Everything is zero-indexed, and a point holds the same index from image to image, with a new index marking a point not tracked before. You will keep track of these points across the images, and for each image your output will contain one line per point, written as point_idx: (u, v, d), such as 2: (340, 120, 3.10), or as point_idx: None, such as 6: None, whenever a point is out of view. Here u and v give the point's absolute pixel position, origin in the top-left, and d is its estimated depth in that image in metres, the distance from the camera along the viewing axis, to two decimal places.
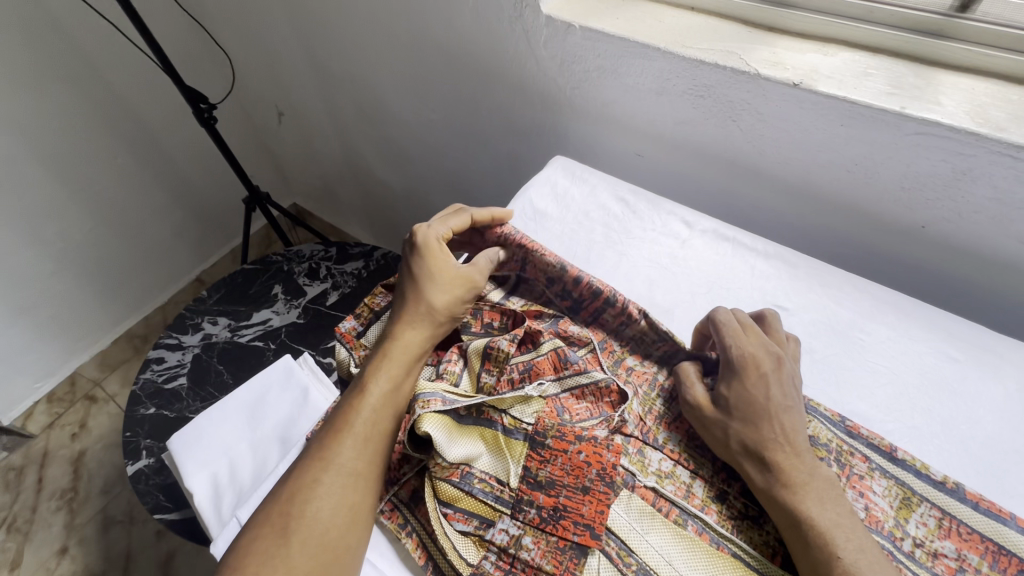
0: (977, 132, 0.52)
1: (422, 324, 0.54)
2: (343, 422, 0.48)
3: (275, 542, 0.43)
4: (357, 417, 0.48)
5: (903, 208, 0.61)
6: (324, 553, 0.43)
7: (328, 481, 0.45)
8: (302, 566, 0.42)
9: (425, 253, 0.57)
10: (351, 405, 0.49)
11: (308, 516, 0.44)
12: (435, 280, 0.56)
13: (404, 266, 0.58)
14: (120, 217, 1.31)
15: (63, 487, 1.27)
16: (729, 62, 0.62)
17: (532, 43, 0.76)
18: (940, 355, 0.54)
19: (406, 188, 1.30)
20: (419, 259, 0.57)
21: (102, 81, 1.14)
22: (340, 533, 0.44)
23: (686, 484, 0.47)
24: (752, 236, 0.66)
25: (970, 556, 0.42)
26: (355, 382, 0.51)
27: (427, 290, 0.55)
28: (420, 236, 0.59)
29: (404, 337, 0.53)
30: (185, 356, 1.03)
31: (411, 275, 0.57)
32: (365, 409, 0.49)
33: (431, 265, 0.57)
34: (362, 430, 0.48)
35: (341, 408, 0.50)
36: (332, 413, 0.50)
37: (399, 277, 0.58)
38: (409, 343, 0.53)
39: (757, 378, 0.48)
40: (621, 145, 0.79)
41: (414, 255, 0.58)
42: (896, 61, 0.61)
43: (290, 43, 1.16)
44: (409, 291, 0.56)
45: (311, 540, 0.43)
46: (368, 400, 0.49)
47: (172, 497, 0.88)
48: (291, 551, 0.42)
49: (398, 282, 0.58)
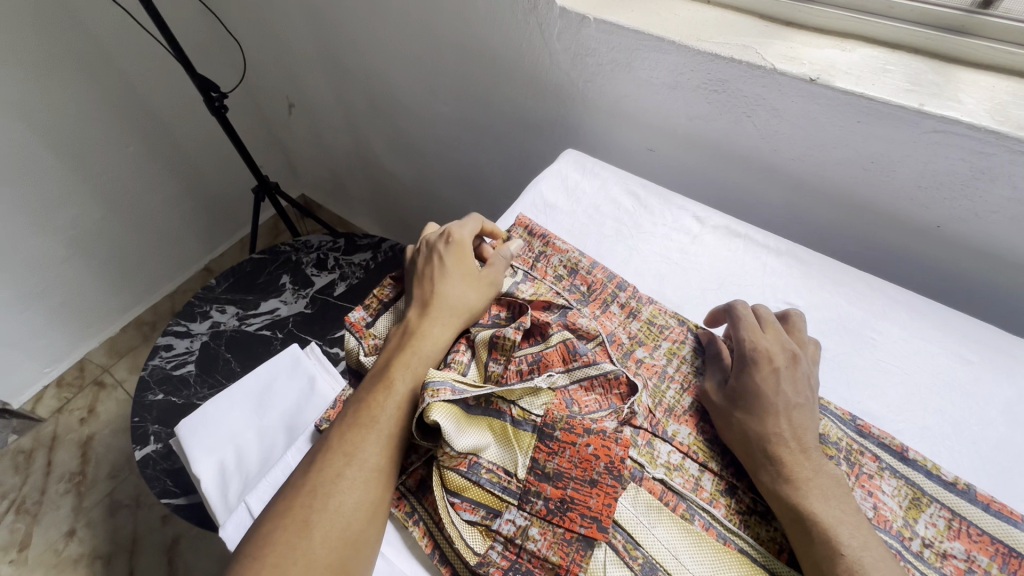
0: (998, 131, 0.51)
1: (451, 321, 0.55)
2: (368, 416, 0.48)
3: (297, 534, 0.42)
4: (384, 413, 0.48)
5: (918, 207, 0.61)
6: (344, 547, 0.43)
7: (352, 476, 0.45)
8: (323, 560, 0.41)
9: (458, 253, 0.59)
10: (376, 399, 0.49)
11: (331, 509, 0.43)
12: (468, 279, 0.57)
13: (430, 263, 0.59)
14: (130, 205, 1.32)
15: (71, 471, 1.28)
16: (745, 57, 0.61)
17: (546, 36, 0.75)
18: (954, 356, 0.54)
19: (415, 180, 1.30)
20: (453, 257, 0.59)
21: (115, 67, 1.15)
22: (360, 528, 0.44)
23: (694, 478, 0.47)
24: (765, 233, 0.65)
25: (980, 558, 0.42)
26: (379, 376, 0.51)
27: (460, 290, 0.56)
28: (451, 236, 0.60)
29: (433, 334, 0.53)
30: (193, 344, 1.04)
31: (441, 270, 0.57)
32: (391, 404, 0.48)
33: (463, 266, 0.58)
34: (388, 427, 0.47)
35: (366, 401, 0.49)
36: (353, 406, 0.49)
37: (422, 273, 0.58)
38: (438, 339, 0.53)
39: (768, 372, 0.48)
40: (633, 140, 0.79)
41: (446, 252, 0.59)
42: (915, 57, 0.60)
43: (302, 34, 1.16)
44: (439, 288, 0.56)
45: (333, 533, 0.42)
46: (395, 396, 0.49)
47: (179, 482, 0.89)
48: (312, 543, 0.42)
49: (421, 278, 0.58)
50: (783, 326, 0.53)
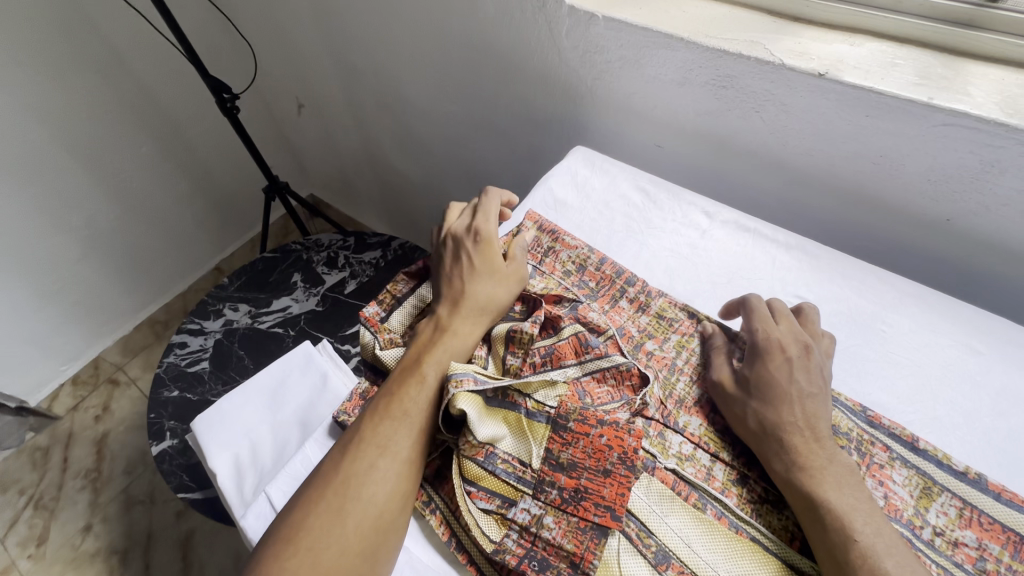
0: (1007, 123, 0.52)
1: (479, 319, 0.56)
2: (399, 409, 0.49)
3: (331, 520, 0.43)
4: (415, 407, 0.49)
5: (928, 201, 0.61)
6: (375, 535, 0.44)
7: (384, 466, 0.46)
8: (356, 547, 0.43)
9: (486, 250, 0.59)
10: (407, 393, 0.50)
11: (364, 499, 0.44)
12: (496, 277, 0.58)
13: (458, 259, 0.60)
14: (143, 204, 1.33)
15: (86, 468, 1.30)
16: (754, 53, 0.61)
17: (555, 34, 0.76)
18: (964, 348, 0.54)
19: (423, 178, 1.31)
20: (482, 253, 0.59)
21: (128, 69, 1.17)
22: (391, 518, 0.45)
23: (706, 467, 0.48)
24: (774, 227, 0.66)
25: (992, 546, 0.42)
26: (409, 370, 0.52)
27: (488, 288, 0.57)
28: (481, 231, 0.60)
29: (463, 330, 0.54)
30: (207, 341, 1.06)
31: (470, 267, 0.58)
32: (422, 398, 0.49)
33: (493, 263, 0.59)
34: (419, 420, 0.49)
35: (397, 394, 0.50)
36: (383, 398, 0.50)
37: (450, 268, 0.59)
38: (467, 337, 0.54)
39: (781, 363, 0.49)
40: (641, 136, 0.80)
41: (475, 248, 0.59)
42: (924, 51, 0.60)
43: (312, 35, 1.18)
44: (468, 284, 0.57)
45: (365, 522, 0.44)
46: (427, 390, 0.50)
47: (196, 477, 0.91)
48: (346, 530, 0.43)
49: (449, 273, 0.59)
50: (795, 318, 0.54)
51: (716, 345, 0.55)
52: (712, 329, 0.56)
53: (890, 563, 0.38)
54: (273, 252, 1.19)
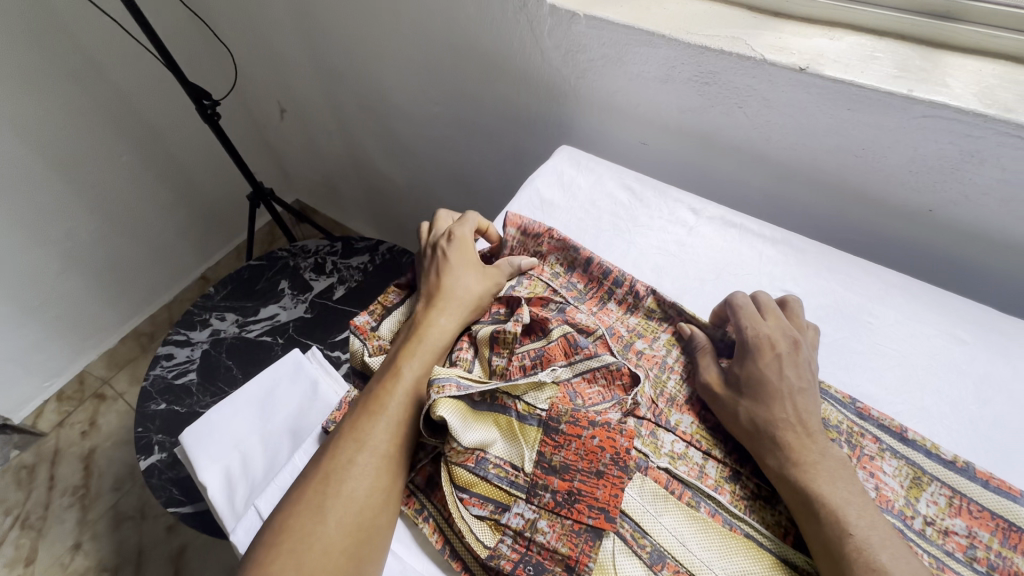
0: (986, 114, 0.52)
1: (456, 311, 0.56)
2: (376, 403, 0.49)
3: (312, 519, 0.43)
4: (391, 400, 0.49)
5: (911, 192, 0.62)
6: (359, 532, 0.43)
7: (363, 461, 0.46)
8: (338, 545, 0.42)
9: (462, 248, 0.60)
10: (384, 387, 0.50)
11: (344, 495, 0.44)
12: (471, 272, 0.59)
13: (434, 259, 0.61)
14: (125, 215, 1.31)
15: (74, 485, 1.28)
16: (735, 48, 0.62)
17: (537, 34, 0.76)
18: (949, 337, 0.55)
19: (410, 182, 1.30)
20: (456, 251, 0.60)
21: (105, 78, 1.14)
22: (373, 514, 0.45)
23: (699, 465, 0.48)
24: (759, 222, 0.66)
25: (981, 533, 0.43)
26: (387, 366, 0.52)
27: (464, 282, 0.58)
28: (455, 232, 0.62)
29: (439, 324, 0.55)
30: (194, 352, 1.04)
31: (444, 264, 0.59)
32: (398, 391, 0.50)
33: (470, 260, 0.60)
34: (396, 414, 0.49)
35: (374, 390, 0.50)
36: (362, 395, 0.51)
37: (427, 269, 0.60)
38: (444, 329, 0.54)
39: (771, 359, 0.49)
40: (626, 135, 0.80)
41: (449, 248, 0.61)
42: (902, 43, 0.61)
43: (293, 39, 1.16)
44: (444, 280, 0.58)
45: (347, 518, 0.43)
46: (402, 382, 0.50)
47: (186, 491, 0.89)
48: (327, 529, 0.43)
49: (427, 273, 0.60)
50: (782, 312, 0.54)
51: (700, 345, 0.54)
52: (692, 329, 0.56)
53: (885, 555, 0.38)
54: (258, 260, 1.17)
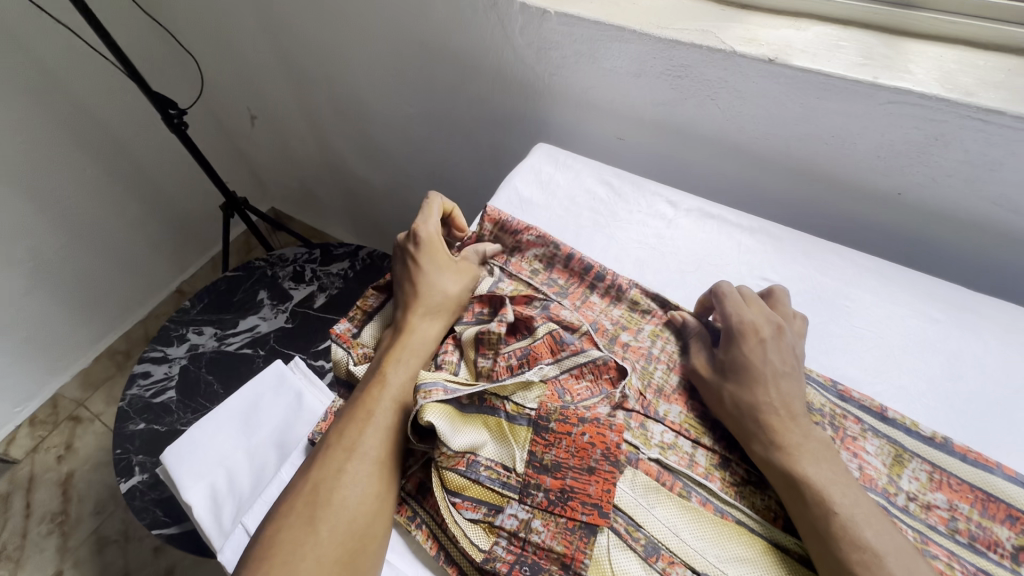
0: (948, 98, 0.54)
1: (436, 314, 0.56)
2: (364, 411, 0.49)
3: (303, 531, 0.42)
4: (379, 407, 0.49)
5: (880, 177, 0.63)
6: (352, 541, 0.43)
7: (353, 469, 0.45)
8: (331, 555, 0.42)
9: (433, 249, 0.60)
10: (371, 395, 0.50)
11: (335, 504, 0.44)
12: (445, 273, 0.58)
13: (404, 265, 0.60)
14: (92, 231, 1.27)
15: (53, 511, 1.24)
16: (704, 41, 0.62)
17: (509, 31, 0.76)
18: (923, 317, 0.56)
19: (387, 185, 1.28)
20: (425, 254, 0.59)
21: (65, 90, 1.10)
22: (367, 522, 0.44)
23: (689, 454, 0.48)
24: (736, 212, 0.67)
25: (961, 505, 0.44)
26: (372, 375, 0.52)
27: (440, 284, 0.57)
28: (421, 234, 0.61)
29: (421, 329, 0.54)
30: (172, 369, 1.01)
31: (416, 269, 0.58)
32: (386, 398, 0.49)
33: (443, 261, 0.59)
34: (385, 420, 0.48)
35: (361, 399, 0.50)
36: (349, 404, 0.50)
37: (400, 275, 0.60)
38: (426, 334, 0.54)
39: (755, 344, 0.50)
40: (602, 130, 0.80)
41: (418, 252, 0.60)
42: (866, 32, 0.62)
43: (260, 44, 1.14)
44: (419, 285, 0.57)
45: (339, 527, 0.43)
46: (389, 389, 0.50)
47: (170, 511, 0.87)
48: (319, 538, 0.42)
49: (400, 280, 0.59)
50: (766, 302, 0.55)
51: (693, 330, 0.55)
52: (683, 316, 0.57)
53: (873, 534, 0.39)
54: (235, 271, 1.15)
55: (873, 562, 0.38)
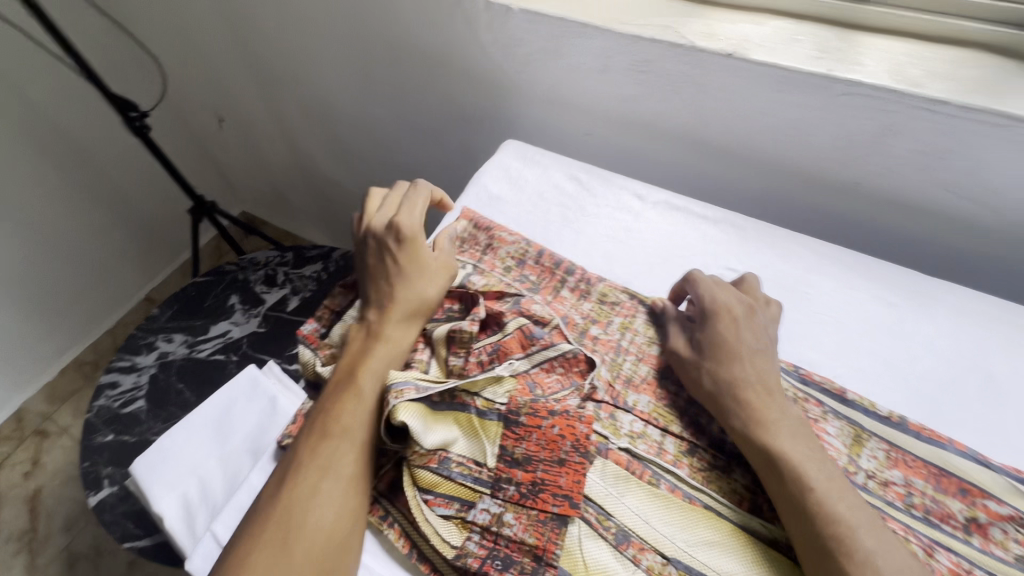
0: (897, 89, 0.56)
1: (412, 321, 0.54)
2: (337, 425, 0.47)
3: (276, 554, 0.42)
4: (353, 422, 0.48)
5: (838, 167, 0.65)
6: (327, 562, 0.43)
7: (328, 489, 0.45)
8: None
9: (412, 249, 0.57)
10: (344, 408, 0.48)
11: (310, 526, 0.43)
12: (425, 277, 0.56)
13: (382, 262, 0.57)
14: (54, 239, 1.23)
15: (20, 529, 1.20)
16: (665, 36, 0.63)
17: (474, 29, 0.76)
18: (880, 302, 0.58)
19: (359, 185, 1.27)
20: (408, 253, 0.57)
21: (20, 94, 1.07)
22: (341, 542, 0.44)
23: (658, 442, 0.49)
24: (702, 204, 0.68)
25: (916, 481, 0.46)
26: (343, 384, 0.50)
27: (420, 289, 0.55)
28: (404, 229, 0.58)
29: (397, 337, 0.53)
30: (141, 378, 0.99)
31: (396, 269, 0.56)
32: (360, 412, 0.48)
33: (420, 261, 0.57)
34: (359, 436, 0.47)
35: (333, 410, 0.48)
36: (320, 416, 0.48)
37: (376, 272, 0.57)
38: (402, 342, 0.53)
39: (729, 323, 0.52)
40: (570, 126, 0.80)
41: (399, 249, 0.57)
42: (821, 26, 0.64)
43: (224, 44, 1.12)
44: (397, 288, 0.55)
45: (314, 550, 0.42)
46: (363, 402, 0.48)
47: (142, 523, 0.85)
48: (294, 562, 0.42)
49: (377, 277, 0.57)
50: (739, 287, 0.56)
51: (670, 316, 0.56)
52: (663, 303, 0.58)
53: (841, 511, 0.40)
54: (204, 276, 1.12)
55: (843, 536, 0.39)
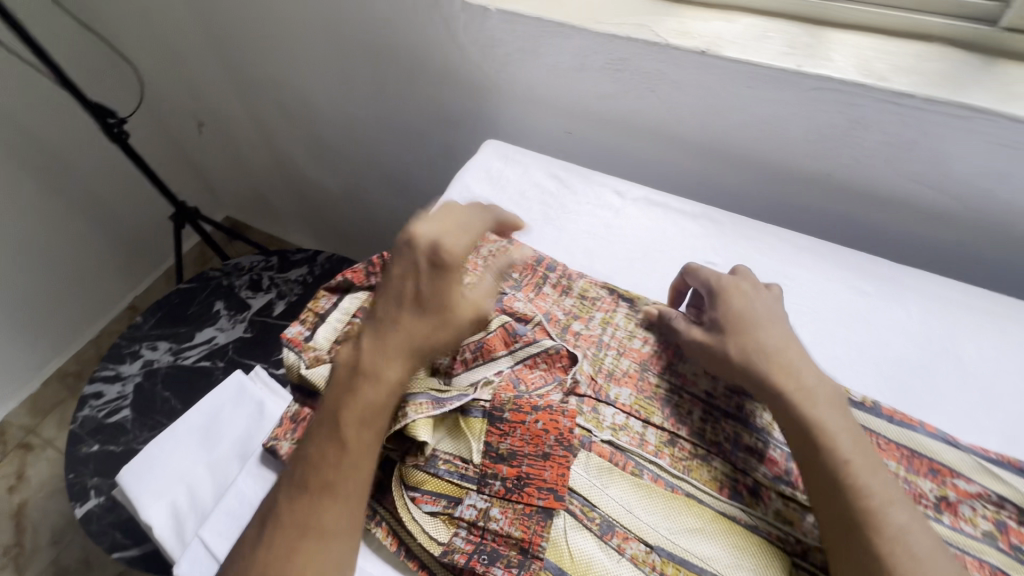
0: (864, 83, 0.57)
1: (413, 363, 0.48)
2: (320, 479, 0.44)
3: None
4: (336, 476, 0.44)
5: (811, 160, 0.66)
6: None
7: (305, 548, 0.42)
8: None
9: (449, 280, 0.50)
10: (328, 459, 0.44)
11: None
12: (445, 315, 0.49)
13: (407, 285, 0.50)
14: (32, 249, 1.21)
15: (6, 544, 1.18)
16: (639, 34, 0.64)
17: (452, 29, 0.76)
18: (854, 291, 0.60)
19: (343, 188, 1.27)
20: (440, 285, 0.49)
21: None
22: None
23: (640, 434, 0.50)
24: (681, 200, 0.70)
25: (890, 463, 0.47)
26: (331, 429, 0.46)
27: (436, 330, 0.48)
28: (447, 256, 0.50)
29: (394, 381, 0.47)
30: (126, 387, 0.98)
31: (420, 298, 0.49)
32: (344, 465, 0.44)
33: (451, 297, 0.49)
34: (342, 491, 0.44)
35: (316, 460, 0.45)
36: (302, 465, 0.45)
37: (397, 293, 0.50)
38: (398, 389, 0.47)
39: (741, 297, 0.54)
40: (550, 125, 0.81)
41: (432, 277, 0.50)
42: (790, 23, 0.65)
43: (202, 48, 1.11)
44: (411, 322, 0.48)
45: None
46: (349, 456, 0.44)
47: (131, 533, 0.85)
48: None
49: (394, 299, 0.50)
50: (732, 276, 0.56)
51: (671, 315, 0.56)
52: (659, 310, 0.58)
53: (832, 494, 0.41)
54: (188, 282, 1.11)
55: (871, 511, 0.40)
